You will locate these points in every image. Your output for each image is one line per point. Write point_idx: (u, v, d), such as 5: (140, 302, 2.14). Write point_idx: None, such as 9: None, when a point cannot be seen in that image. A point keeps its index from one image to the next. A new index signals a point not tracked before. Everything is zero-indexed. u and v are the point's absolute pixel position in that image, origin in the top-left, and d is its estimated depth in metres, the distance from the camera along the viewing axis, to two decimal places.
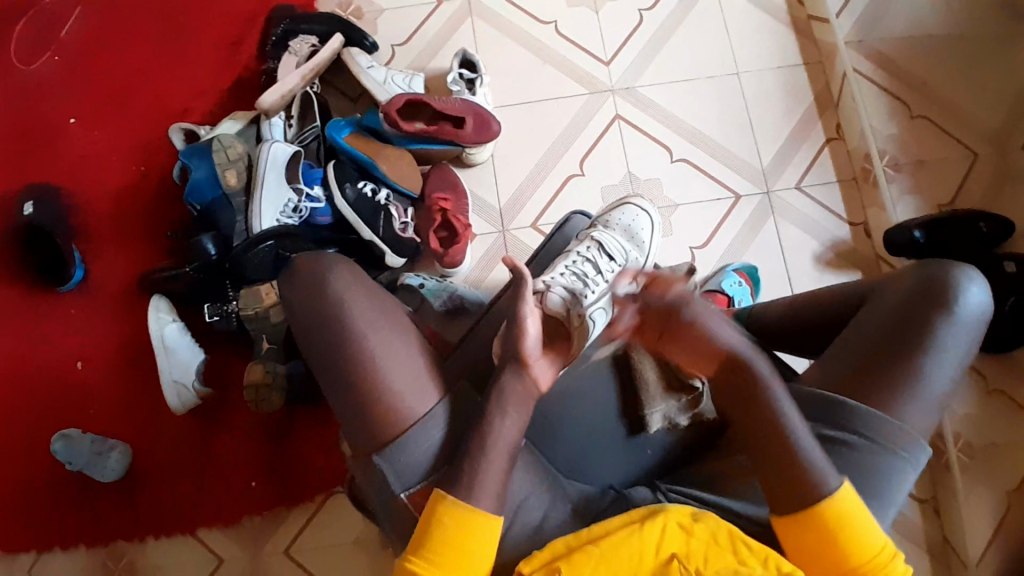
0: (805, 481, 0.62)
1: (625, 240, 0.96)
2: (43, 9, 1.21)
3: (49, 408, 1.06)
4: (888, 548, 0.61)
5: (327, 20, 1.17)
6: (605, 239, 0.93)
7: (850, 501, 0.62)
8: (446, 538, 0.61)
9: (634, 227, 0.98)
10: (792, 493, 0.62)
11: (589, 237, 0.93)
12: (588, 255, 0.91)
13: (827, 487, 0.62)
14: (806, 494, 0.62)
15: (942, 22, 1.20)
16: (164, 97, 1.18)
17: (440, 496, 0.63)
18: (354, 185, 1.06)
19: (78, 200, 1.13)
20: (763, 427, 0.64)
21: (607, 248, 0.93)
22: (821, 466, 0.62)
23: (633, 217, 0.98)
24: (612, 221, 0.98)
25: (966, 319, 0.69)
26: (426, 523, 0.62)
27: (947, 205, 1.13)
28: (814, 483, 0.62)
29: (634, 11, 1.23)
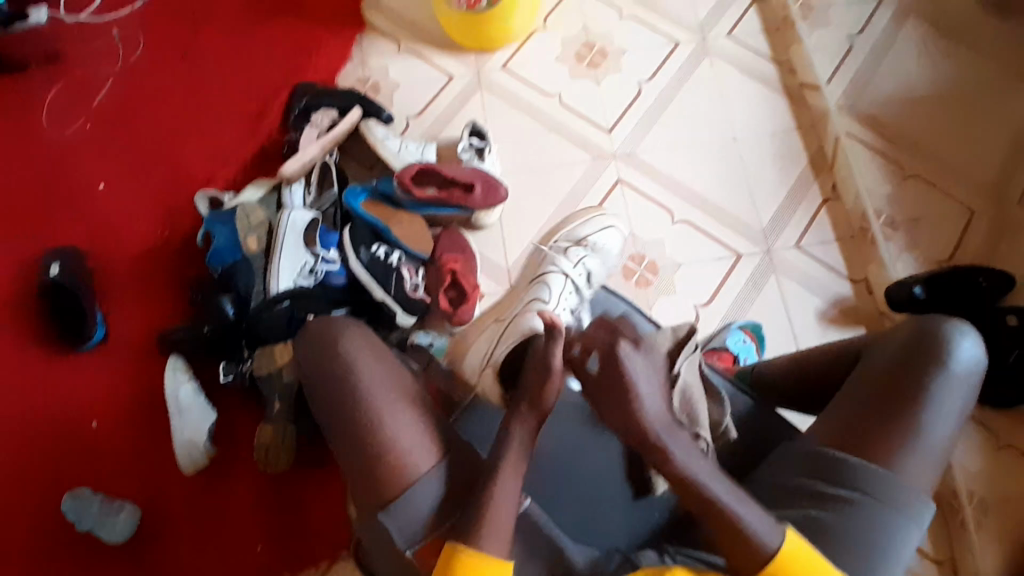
0: (749, 547, 0.62)
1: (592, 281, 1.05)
2: (82, 86, 1.30)
3: (63, 465, 1.08)
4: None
5: (348, 96, 1.25)
6: (592, 265, 1.07)
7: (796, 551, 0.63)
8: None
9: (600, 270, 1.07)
10: (739, 556, 0.63)
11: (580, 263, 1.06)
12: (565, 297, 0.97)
13: (772, 547, 0.62)
14: (752, 557, 0.63)
15: (929, 87, 1.26)
16: (190, 165, 1.25)
17: (451, 546, 0.63)
18: (368, 249, 1.11)
19: (104, 262, 1.19)
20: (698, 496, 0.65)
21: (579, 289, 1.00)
22: (760, 528, 0.63)
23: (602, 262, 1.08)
24: (597, 245, 1.10)
25: (959, 374, 0.71)
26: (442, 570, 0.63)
27: (947, 260, 1.15)
28: (757, 548, 0.62)
29: (633, 82, 1.31)
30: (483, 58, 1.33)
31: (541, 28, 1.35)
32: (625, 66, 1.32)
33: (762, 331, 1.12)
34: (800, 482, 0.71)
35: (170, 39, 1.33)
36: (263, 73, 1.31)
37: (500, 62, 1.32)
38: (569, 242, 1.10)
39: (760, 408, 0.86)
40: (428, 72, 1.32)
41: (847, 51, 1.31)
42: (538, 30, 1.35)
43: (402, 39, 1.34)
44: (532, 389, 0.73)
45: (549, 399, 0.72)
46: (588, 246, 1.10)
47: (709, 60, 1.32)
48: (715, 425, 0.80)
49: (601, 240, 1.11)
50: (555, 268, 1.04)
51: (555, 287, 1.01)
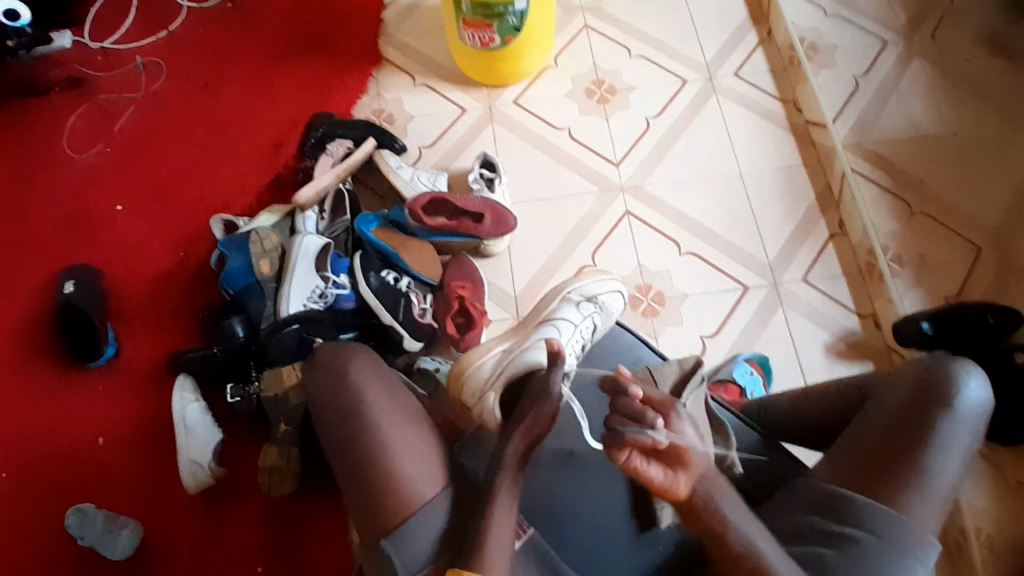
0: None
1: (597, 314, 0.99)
2: (108, 113, 1.35)
3: (66, 481, 1.08)
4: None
5: (362, 127, 1.28)
6: (600, 321, 0.98)
7: None
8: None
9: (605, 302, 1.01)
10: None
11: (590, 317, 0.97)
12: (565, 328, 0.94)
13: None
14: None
15: (934, 128, 1.28)
16: (208, 190, 1.28)
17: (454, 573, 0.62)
18: (378, 273, 1.12)
19: (119, 282, 1.21)
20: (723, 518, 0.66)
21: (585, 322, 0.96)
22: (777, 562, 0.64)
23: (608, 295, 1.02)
24: (605, 302, 1.01)
25: (965, 414, 0.71)
26: None
27: (953, 297, 1.14)
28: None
29: (641, 117, 1.34)
30: (496, 92, 1.36)
31: (553, 66, 1.39)
32: (634, 102, 1.35)
33: (769, 363, 1.11)
34: (807, 520, 0.70)
35: (195, 70, 1.38)
36: (282, 104, 1.35)
37: (511, 97, 1.36)
38: (579, 295, 1.01)
39: (767, 442, 0.85)
40: (442, 105, 1.35)
41: (852, 92, 1.33)
42: (549, 67, 1.39)
43: (417, 74, 1.39)
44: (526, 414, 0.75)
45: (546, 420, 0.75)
46: (596, 303, 1.00)
47: (715, 98, 1.35)
48: (722, 458, 0.79)
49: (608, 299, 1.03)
50: (564, 318, 0.96)
51: (564, 332, 0.94)
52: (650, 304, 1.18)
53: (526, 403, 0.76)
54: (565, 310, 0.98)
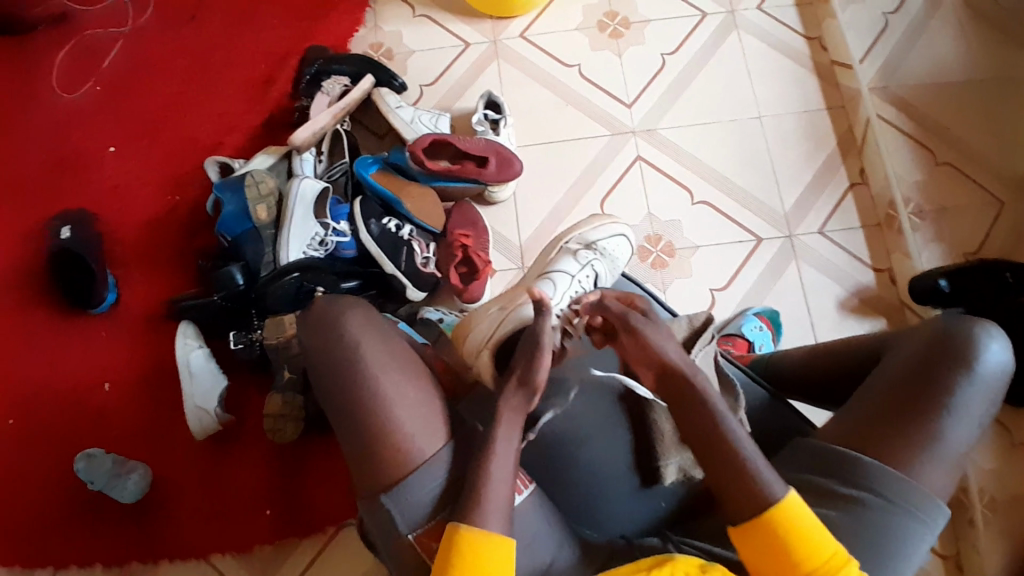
0: (751, 493, 0.63)
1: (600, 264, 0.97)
2: (91, 46, 1.28)
3: (74, 427, 1.09)
4: (839, 554, 0.60)
5: (359, 62, 1.21)
6: (601, 268, 0.97)
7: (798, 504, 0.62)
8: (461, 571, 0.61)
9: (609, 250, 0.99)
10: (738, 495, 0.63)
11: (589, 265, 0.96)
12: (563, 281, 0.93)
13: (774, 496, 0.62)
14: (752, 501, 0.62)
15: (968, 69, 1.20)
16: (201, 130, 1.23)
17: (456, 529, 0.62)
18: (379, 221, 1.09)
19: (114, 227, 1.18)
20: (737, 468, 0.64)
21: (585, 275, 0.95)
22: (767, 474, 0.63)
23: (613, 242, 1.00)
24: (607, 248, 0.98)
25: (985, 377, 0.68)
26: (444, 554, 0.62)
27: (973, 252, 1.11)
28: (761, 494, 0.62)
29: (656, 55, 1.26)
30: (502, 25, 1.28)
31: None
32: (649, 38, 1.27)
33: (779, 318, 1.08)
34: (812, 479, 0.69)
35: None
36: (275, 37, 1.27)
37: (518, 30, 1.28)
38: (579, 243, 0.98)
39: (773, 404, 0.83)
40: (444, 39, 1.27)
41: (883, 28, 1.24)
42: None
43: (418, 4, 1.30)
44: (524, 371, 0.73)
45: (537, 385, 0.73)
46: (596, 250, 0.98)
47: (736, 33, 1.27)
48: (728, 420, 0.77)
49: (611, 245, 1.00)
50: (562, 270, 0.95)
51: (559, 286, 0.93)
52: (659, 255, 1.14)
53: (519, 353, 0.75)
54: (563, 261, 0.96)
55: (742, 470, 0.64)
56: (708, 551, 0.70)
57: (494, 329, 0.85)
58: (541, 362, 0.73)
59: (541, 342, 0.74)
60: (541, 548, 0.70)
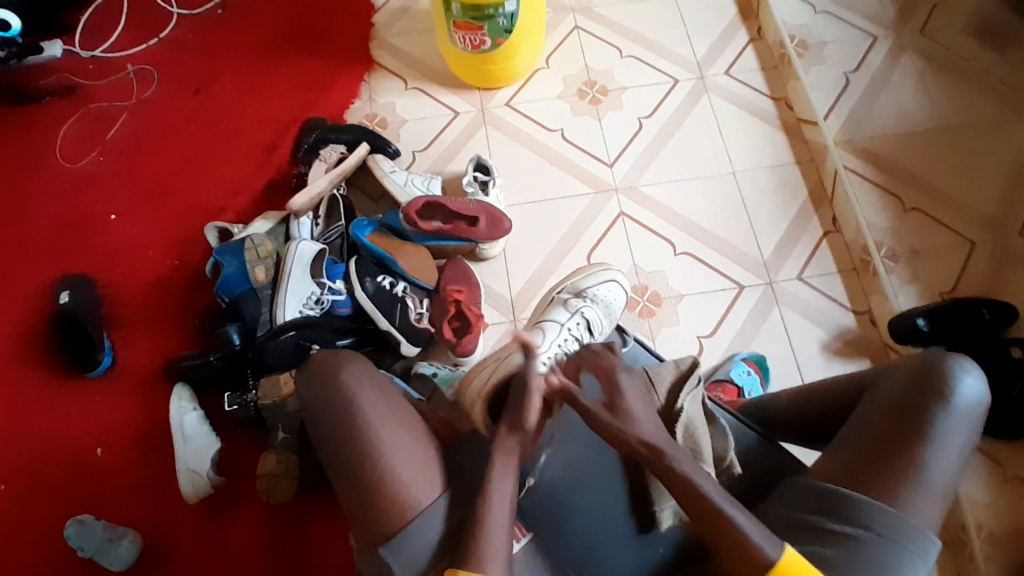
0: (747, 552, 0.63)
1: (603, 317, 1.04)
2: (100, 120, 1.34)
3: (63, 492, 1.07)
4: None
5: (355, 131, 1.27)
6: (591, 314, 1.03)
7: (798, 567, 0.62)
8: None
9: (609, 301, 1.06)
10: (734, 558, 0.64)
11: (578, 312, 1.02)
12: (572, 331, 1.00)
13: (770, 557, 0.62)
14: (750, 564, 0.62)
15: (926, 123, 1.28)
16: (201, 197, 1.28)
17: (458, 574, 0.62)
18: (374, 279, 1.12)
19: (113, 291, 1.20)
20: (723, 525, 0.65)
21: (591, 324, 1.02)
22: (757, 537, 0.63)
23: (609, 291, 1.07)
24: (597, 295, 1.05)
25: (963, 410, 0.70)
26: None
27: (948, 292, 1.15)
28: (755, 554, 0.62)
29: (634, 117, 1.34)
30: (488, 94, 1.36)
31: (545, 67, 1.39)
32: (626, 102, 1.35)
33: (765, 362, 1.12)
34: (804, 517, 0.70)
35: (186, 76, 1.38)
36: (274, 109, 1.35)
37: (504, 99, 1.36)
38: (569, 293, 1.06)
39: (764, 442, 0.85)
40: (435, 109, 1.35)
41: (844, 87, 1.34)
42: (542, 68, 1.39)
43: (410, 77, 1.39)
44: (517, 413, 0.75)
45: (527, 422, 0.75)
46: (588, 297, 1.05)
47: (708, 96, 1.36)
48: (720, 459, 0.79)
49: (601, 291, 1.06)
50: (553, 319, 1.02)
51: (550, 334, 0.99)
52: (647, 304, 1.18)
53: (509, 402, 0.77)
54: (557, 311, 1.03)
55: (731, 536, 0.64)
56: None
57: (487, 381, 0.86)
58: (529, 403, 0.75)
59: (528, 393, 0.76)
60: None
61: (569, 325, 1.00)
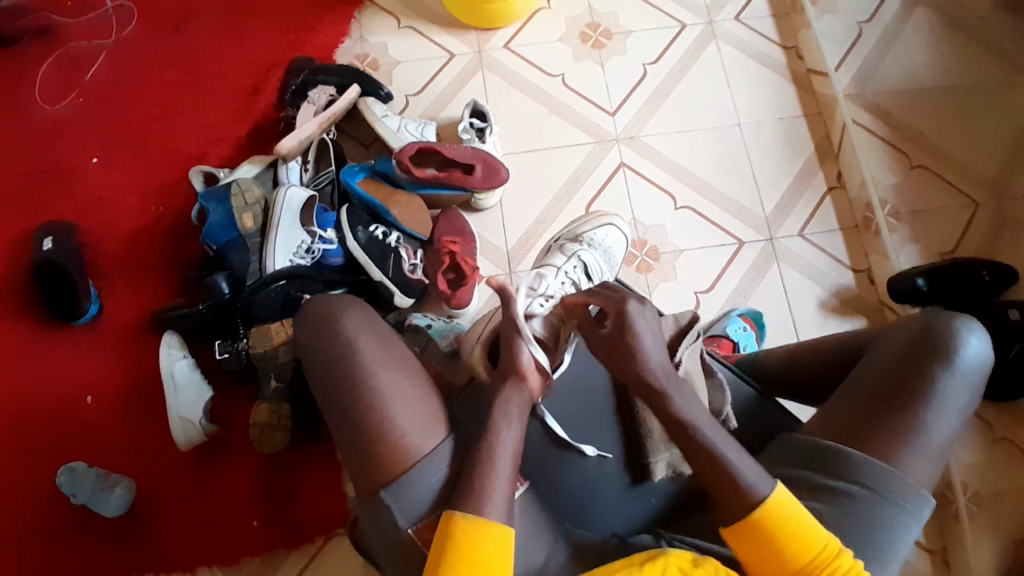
0: (737, 489, 0.62)
1: (602, 262, 1.03)
2: (76, 57, 1.27)
3: (56, 441, 1.06)
4: (833, 546, 0.61)
5: (346, 73, 1.22)
6: (588, 258, 1.01)
7: (786, 502, 0.62)
8: (461, 553, 0.61)
9: (608, 246, 1.05)
10: (723, 495, 0.63)
11: (575, 256, 1.00)
12: (572, 276, 0.97)
13: (761, 495, 0.62)
14: (743, 502, 0.62)
15: (938, 77, 1.24)
16: (187, 141, 1.23)
17: (465, 518, 0.62)
18: (365, 228, 1.09)
19: (98, 238, 1.17)
20: (722, 471, 0.64)
21: (589, 268, 1.00)
22: (750, 474, 0.63)
23: (608, 236, 1.06)
24: (594, 238, 1.04)
25: (965, 371, 0.70)
26: (441, 539, 0.62)
27: (949, 253, 1.14)
28: (747, 491, 0.62)
29: (638, 65, 1.28)
30: (486, 36, 1.30)
31: (546, 7, 1.32)
32: (630, 48, 1.30)
33: (762, 319, 1.11)
34: (797, 473, 0.70)
35: (168, 11, 1.30)
36: (261, 48, 1.28)
37: (502, 41, 1.30)
38: (566, 238, 1.05)
39: (760, 399, 0.84)
40: (430, 50, 1.29)
41: (856, 37, 1.28)
42: (542, 9, 1.32)
43: (403, 16, 1.32)
44: (512, 361, 0.73)
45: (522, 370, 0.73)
46: (585, 241, 1.04)
47: (715, 43, 1.30)
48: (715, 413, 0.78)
49: (599, 235, 1.06)
50: (550, 264, 0.99)
51: (550, 279, 0.94)
52: (644, 259, 1.16)
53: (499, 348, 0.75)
54: (554, 257, 1.02)
55: (719, 461, 0.64)
56: (698, 545, 0.71)
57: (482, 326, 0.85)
58: (515, 344, 0.73)
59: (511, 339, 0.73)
60: (538, 542, 0.69)
61: (569, 270, 0.98)
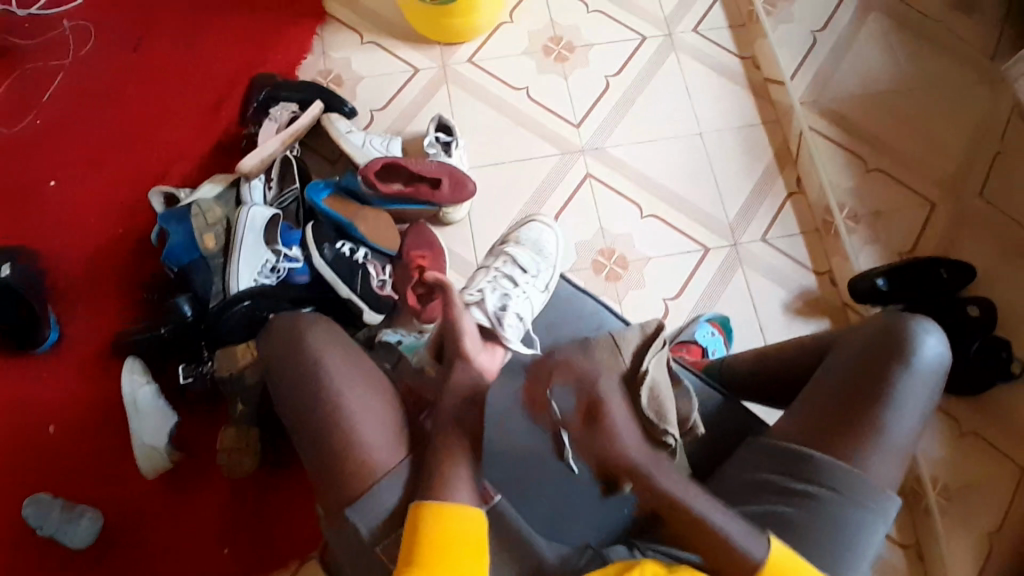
0: (733, 559, 0.60)
1: (533, 255, 1.06)
2: (29, 78, 1.25)
3: (16, 473, 1.03)
4: (824, 575, 0.63)
5: (308, 89, 1.21)
6: (517, 253, 1.04)
7: (783, 557, 0.61)
8: (430, 548, 0.61)
9: (538, 242, 1.08)
10: (722, 567, 0.60)
11: (504, 253, 1.04)
12: (504, 272, 1.01)
13: (758, 559, 0.60)
14: (743, 570, 0.60)
15: (890, 82, 1.28)
16: (147, 161, 1.21)
17: (432, 503, 0.63)
18: (332, 245, 1.08)
19: (57, 262, 1.14)
20: (702, 530, 0.59)
21: (520, 262, 1.03)
22: (746, 543, 0.60)
23: (537, 232, 1.09)
24: (520, 236, 1.07)
25: (923, 369, 0.72)
26: (411, 533, 0.62)
27: (907, 253, 1.17)
28: (744, 560, 0.60)
29: (601, 76, 1.30)
30: (449, 50, 1.31)
31: (508, 21, 1.33)
32: (593, 60, 1.31)
33: (729, 323, 1.12)
34: (766, 478, 0.71)
35: (125, 30, 1.28)
36: (222, 66, 1.27)
37: (467, 55, 1.30)
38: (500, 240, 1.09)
39: (729, 403, 0.85)
40: (394, 65, 1.29)
41: (810, 46, 1.32)
42: (505, 23, 1.33)
43: (366, 32, 1.32)
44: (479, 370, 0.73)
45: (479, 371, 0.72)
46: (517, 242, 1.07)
47: (675, 54, 1.32)
48: (685, 419, 0.79)
49: (530, 233, 1.08)
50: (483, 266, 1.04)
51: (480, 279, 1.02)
52: (613, 268, 1.17)
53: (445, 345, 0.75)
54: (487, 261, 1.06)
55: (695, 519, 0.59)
56: (674, 555, 0.71)
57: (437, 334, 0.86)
58: (464, 345, 0.73)
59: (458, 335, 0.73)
60: None
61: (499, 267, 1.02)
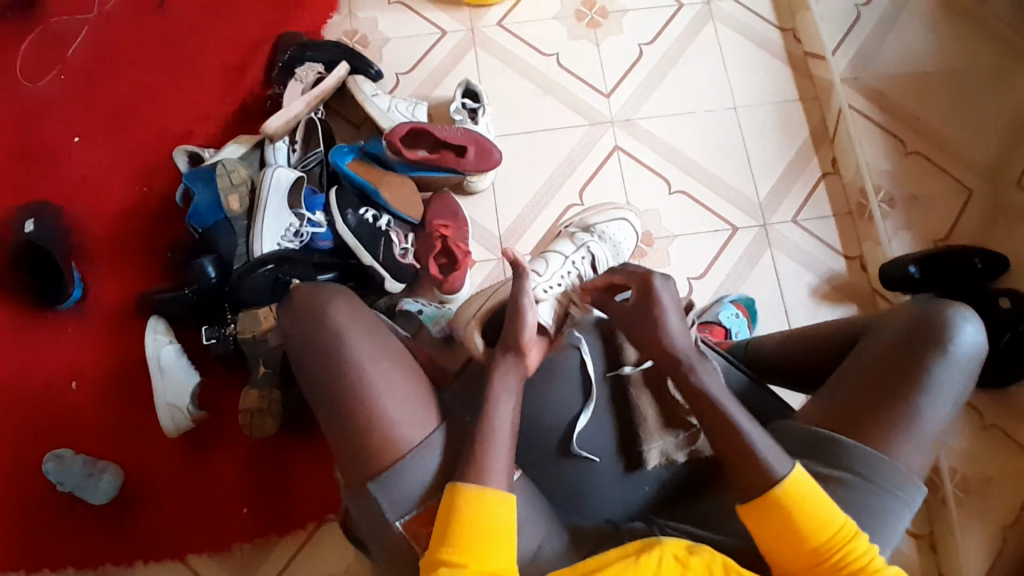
0: (761, 473, 0.62)
1: (609, 254, 1.04)
2: (51, 31, 1.22)
3: (43, 428, 1.05)
4: (851, 530, 0.60)
5: (334, 49, 1.18)
6: (596, 250, 1.03)
7: (806, 486, 0.61)
8: (465, 528, 0.61)
9: (617, 240, 1.06)
10: (745, 475, 0.63)
11: (584, 247, 1.02)
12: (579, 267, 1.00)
13: (780, 475, 0.62)
14: (759, 475, 0.62)
15: (936, 61, 1.23)
16: (171, 121, 1.19)
17: (465, 486, 0.62)
18: (356, 212, 1.07)
19: (81, 219, 1.14)
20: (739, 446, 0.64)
21: (596, 261, 1.02)
22: (771, 457, 0.63)
23: (618, 229, 1.07)
24: (605, 232, 1.06)
25: (960, 360, 0.70)
26: (445, 516, 0.62)
27: (942, 240, 1.14)
28: (767, 473, 0.62)
29: (634, 45, 1.26)
30: (479, 13, 1.27)
31: None
32: (626, 28, 1.27)
33: (754, 306, 1.11)
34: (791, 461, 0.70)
35: None
36: (246, 24, 1.24)
37: (496, 18, 1.27)
38: (577, 227, 1.07)
39: (754, 385, 0.84)
40: (421, 26, 1.26)
41: (854, 20, 1.27)
42: None
43: None
44: (505, 335, 0.75)
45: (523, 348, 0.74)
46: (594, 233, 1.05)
47: (712, 24, 1.28)
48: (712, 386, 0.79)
49: (611, 229, 1.07)
50: (557, 251, 1.02)
51: (552, 265, 0.98)
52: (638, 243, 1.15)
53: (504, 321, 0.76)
54: (562, 244, 1.03)
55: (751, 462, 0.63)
56: (694, 534, 0.70)
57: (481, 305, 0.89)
58: (524, 323, 0.75)
59: (521, 310, 0.74)
60: (533, 528, 0.69)
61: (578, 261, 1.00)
